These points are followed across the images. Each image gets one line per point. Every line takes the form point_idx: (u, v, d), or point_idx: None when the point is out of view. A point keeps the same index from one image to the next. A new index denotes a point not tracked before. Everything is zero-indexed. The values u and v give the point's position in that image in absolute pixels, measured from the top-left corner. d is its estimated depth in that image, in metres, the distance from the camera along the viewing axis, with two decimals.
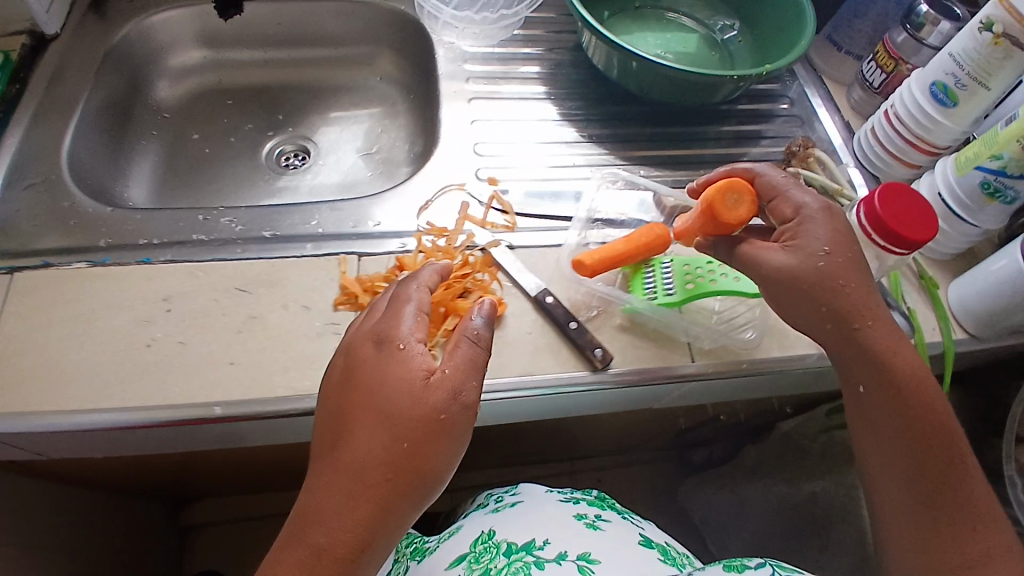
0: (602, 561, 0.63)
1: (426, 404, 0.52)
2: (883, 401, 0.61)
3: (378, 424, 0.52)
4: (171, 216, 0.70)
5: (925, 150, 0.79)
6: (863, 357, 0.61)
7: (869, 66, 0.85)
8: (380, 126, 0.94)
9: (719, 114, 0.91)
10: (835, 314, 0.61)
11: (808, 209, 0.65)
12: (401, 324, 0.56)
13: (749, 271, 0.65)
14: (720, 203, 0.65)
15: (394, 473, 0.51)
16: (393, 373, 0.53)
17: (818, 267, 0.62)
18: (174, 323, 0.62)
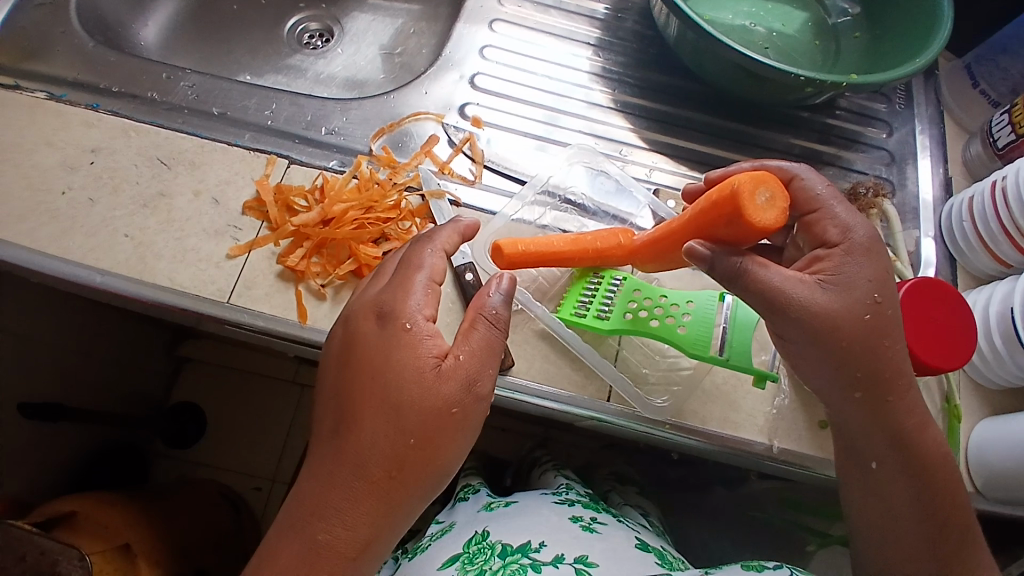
0: (602, 565, 0.50)
1: (438, 396, 0.43)
2: (904, 480, 0.49)
3: (390, 418, 0.42)
4: (140, 65, 0.67)
5: (1022, 247, 0.59)
6: (885, 430, 0.49)
7: (999, 117, 0.65)
8: (414, 27, 0.85)
9: (791, 119, 0.73)
10: (871, 379, 0.47)
11: (860, 237, 0.47)
12: (409, 297, 0.45)
13: (751, 299, 0.47)
14: (751, 195, 0.45)
15: (401, 470, 0.42)
16: (398, 359, 0.43)
17: (866, 320, 0.46)
18: (92, 178, 0.60)
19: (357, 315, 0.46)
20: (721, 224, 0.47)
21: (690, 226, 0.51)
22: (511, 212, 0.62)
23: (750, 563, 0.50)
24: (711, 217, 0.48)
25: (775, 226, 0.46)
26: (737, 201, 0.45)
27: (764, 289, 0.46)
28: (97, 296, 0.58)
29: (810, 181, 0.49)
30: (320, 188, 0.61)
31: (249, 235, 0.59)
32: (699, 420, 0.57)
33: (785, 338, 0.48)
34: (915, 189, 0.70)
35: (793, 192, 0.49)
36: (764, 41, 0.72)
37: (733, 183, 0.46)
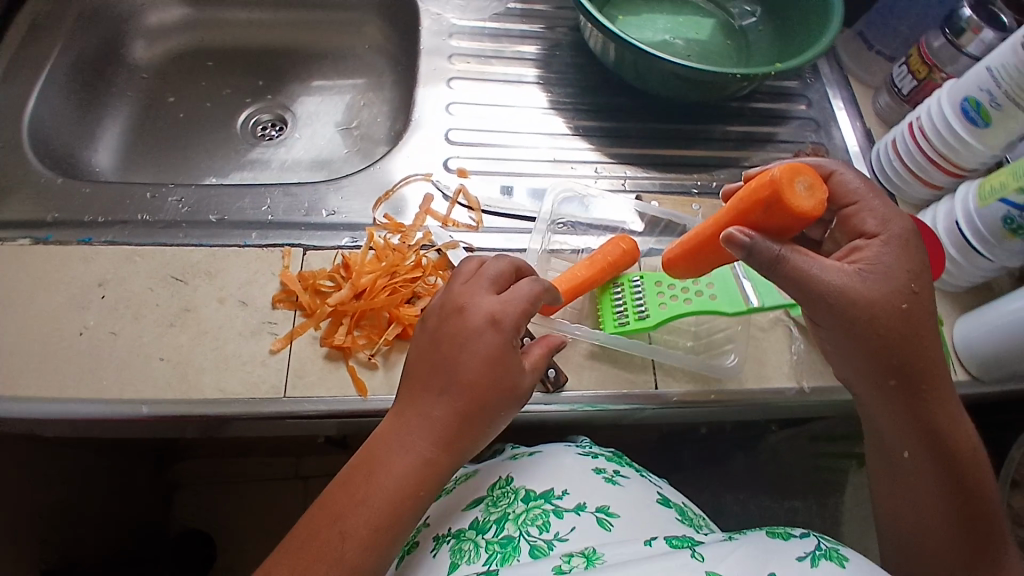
0: (623, 514, 0.52)
1: (519, 388, 0.49)
2: (933, 470, 0.55)
3: (472, 387, 0.47)
4: (121, 190, 0.67)
5: (951, 170, 0.70)
6: (918, 424, 0.54)
7: (899, 69, 0.76)
8: (363, 99, 0.89)
9: (726, 112, 0.82)
10: (903, 372, 0.53)
11: (895, 228, 0.54)
12: (514, 300, 0.50)
13: (792, 287, 0.52)
14: (791, 182, 0.49)
15: (466, 443, 0.48)
16: (499, 353, 0.48)
17: (902, 309, 0.52)
18: (106, 311, 0.60)
19: (467, 306, 0.49)
20: (761, 213, 0.51)
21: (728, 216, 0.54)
22: (539, 246, 0.67)
23: (775, 531, 0.49)
24: (750, 204, 0.52)
25: (811, 214, 0.49)
26: (778, 188, 0.49)
27: (805, 275, 0.51)
28: (143, 426, 0.57)
29: (847, 175, 0.56)
30: (342, 266, 0.63)
31: (286, 325, 0.60)
32: (738, 383, 0.63)
33: (822, 325, 0.54)
34: (843, 144, 0.80)
35: (834, 185, 0.56)
36: (686, 49, 0.82)
37: (775, 173, 0.49)
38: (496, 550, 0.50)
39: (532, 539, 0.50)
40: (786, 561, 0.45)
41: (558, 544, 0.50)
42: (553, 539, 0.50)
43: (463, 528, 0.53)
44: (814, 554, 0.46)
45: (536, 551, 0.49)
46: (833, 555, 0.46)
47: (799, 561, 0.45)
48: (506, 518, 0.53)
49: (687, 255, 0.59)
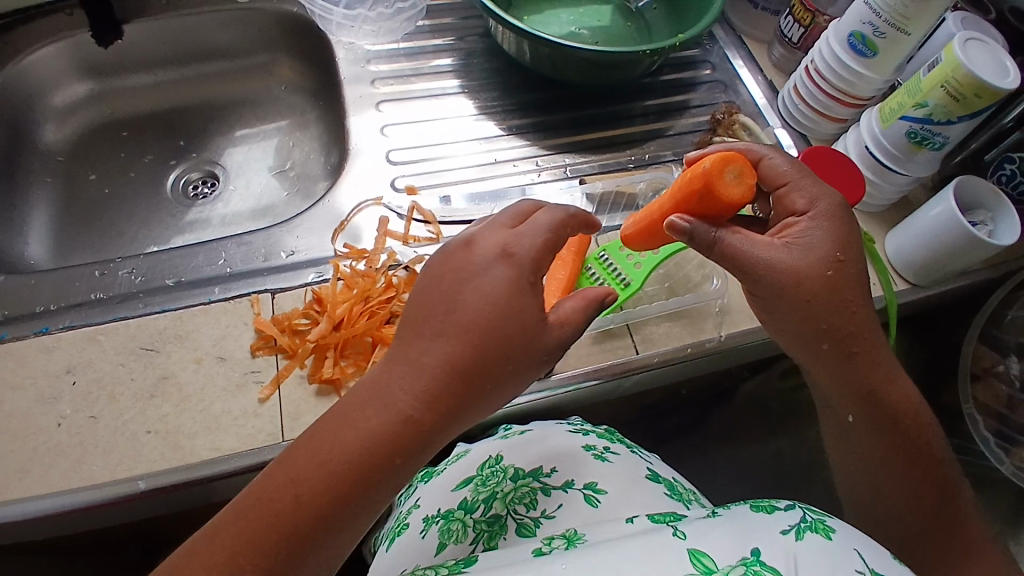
0: (610, 491, 0.53)
1: (535, 339, 0.46)
2: (876, 426, 0.60)
3: (476, 329, 0.44)
4: (67, 275, 0.65)
5: (850, 103, 0.77)
6: (856, 390, 0.59)
7: (787, 20, 0.82)
8: (291, 140, 0.89)
9: (642, 88, 0.87)
10: (836, 339, 0.57)
11: (823, 205, 0.58)
12: (531, 234, 0.48)
13: (726, 266, 0.57)
14: (721, 172, 0.56)
15: (472, 394, 0.44)
16: (516, 290, 0.46)
17: (828, 276, 0.56)
18: (81, 397, 0.58)
19: (481, 242, 0.48)
20: (696, 202, 0.57)
21: (666, 204, 0.60)
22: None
23: (760, 504, 0.47)
24: (687, 193, 0.58)
25: (740, 201, 0.56)
26: (710, 178, 0.56)
27: (734, 251, 0.56)
28: (147, 500, 0.56)
29: (777, 159, 0.60)
30: (315, 301, 0.63)
31: (271, 371, 0.59)
32: (707, 334, 0.68)
33: (757, 296, 0.58)
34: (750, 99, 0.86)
35: (764, 169, 0.61)
36: (593, 37, 0.86)
37: (705, 166, 0.56)
38: (483, 529, 0.53)
39: (518, 517, 0.53)
40: (769, 536, 0.43)
41: (543, 522, 0.52)
42: (538, 517, 0.52)
43: (452, 508, 0.55)
44: (798, 526, 0.44)
45: (523, 529, 0.52)
46: (819, 527, 0.44)
47: (783, 535, 0.43)
48: (494, 497, 0.55)
49: (640, 240, 0.65)
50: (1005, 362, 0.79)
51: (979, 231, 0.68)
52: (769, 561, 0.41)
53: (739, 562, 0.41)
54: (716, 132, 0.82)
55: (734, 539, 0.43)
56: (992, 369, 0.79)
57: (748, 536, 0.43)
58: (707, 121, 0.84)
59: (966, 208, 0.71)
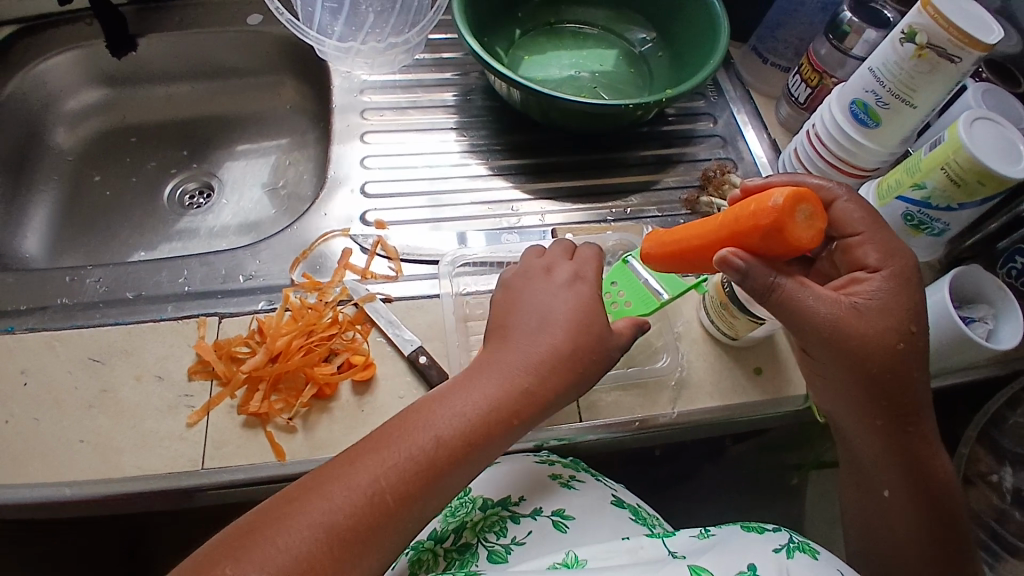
0: (577, 516, 0.59)
1: (605, 337, 0.58)
2: (909, 505, 0.59)
3: (573, 326, 0.57)
4: (40, 276, 0.67)
5: (851, 173, 0.72)
6: (903, 463, 0.58)
7: (795, 79, 0.80)
8: (289, 158, 0.90)
9: (639, 138, 0.84)
10: (893, 412, 0.57)
11: (896, 264, 0.57)
12: (590, 264, 0.62)
13: (789, 316, 0.54)
14: (792, 211, 0.51)
15: (571, 370, 0.56)
16: (589, 300, 0.59)
17: (899, 349, 0.55)
18: (31, 399, 0.59)
19: (557, 268, 0.62)
20: (758, 238, 0.52)
21: (722, 232, 0.56)
22: (450, 289, 0.68)
23: (751, 526, 0.56)
24: (749, 226, 0.53)
25: (809, 244, 0.52)
26: (782, 217, 0.51)
27: (801, 301, 0.54)
28: (72, 508, 0.57)
29: (847, 206, 0.59)
30: (257, 330, 0.64)
31: (203, 397, 0.60)
32: (659, 409, 0.64)
33: (815, 356, 0.57)
34: (752, 158, 0.83)
35: (839, 212, 0.59)
36: (592, 82, 0.85)
37: (780, 202, 0.51)
38: (455, 557, 0.57)
39: (489, 544, 0.57)
40: (763, 552, 0.52)
41: (513, 548, 0.56)
42: (509, 544, 0.56)
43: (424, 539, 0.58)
44: (789, 546, 0.53)
45: (494, 556, 0.56)
46: (806, 548, 0.53)
47: (775, 552, 0.52)
48: (464, 527, 0.58)
49: (676, 263, 0.61)
50: (1000, 472, 0.70)
51: (975, 330, 0.62)
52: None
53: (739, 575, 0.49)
54: (704, 190, 0.79)
55: (728, 560, 0.51)
56: (986, 476, 0.71)
57: (740, 555, 0.51)
58: (698, 178, 0.81)
59: (966, 302, 0.65)
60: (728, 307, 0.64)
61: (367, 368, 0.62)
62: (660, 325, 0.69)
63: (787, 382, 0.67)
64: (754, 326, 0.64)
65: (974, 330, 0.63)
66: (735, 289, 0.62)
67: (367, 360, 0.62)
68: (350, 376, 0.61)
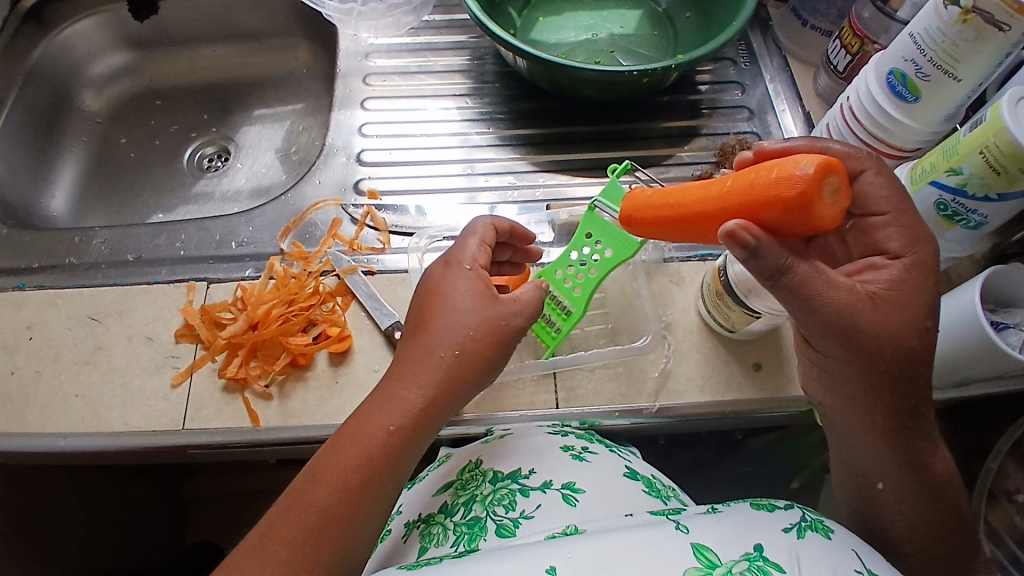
0: (589, 490, 0.49)
1: (499, 313, 0.52)
2: (909, 503, 0.51)
3: (445, 328, 0.51)
4: (53, 236, 0.71)
5: (888, 152, 0.64)
6: (899, 458, 0.50)
7: (834, 45, 0.71)
8: (302, 124, 0.91)
9: (658, 107, 0.78)
10: (896, 405, 0.49)
11: (922, 251, 0.48)
12: (467, 249, 0.56)
13: (797, 305, 0.46)
14: (821, 185, 0.42)
15: (466, 351, 0.50)
16: (472, 288, 0.53)
17: (912, 344, 0.47)
18: (34, 353, 0.62)
19: (439, 266, 0.55)
20: (773, 213, 0.44)
21: (735, 201, 0.47)
22: (418, 264, 0.67)
23: (759, 503, 0.47)
24: (765, 198, 0.44)
25: (833, 223, 0.44)
26: (807, 192, 0.42)
27: (813, 292, 0.45)
28: (63, 459, 0.60)
29: (877, 179, 0.50)
30: (240, 298, 0.65)
31: (188, 359, 0.62)
32: (643, 399, 0.61)
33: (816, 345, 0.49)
34: (780, 133, 0.75)
35: (863, 187, 0.50)
36: (609, 46, 0.79)
37: (806, 175, 0.42)
38: (462, 532, 0.48)
39: (498, 518, 0.48)
40: (772, 532, 0.43)
41: (523, 523, 0.47)
42: (518, 517, 0.47)
43: (432, 514, 0.51)
44: (800, 525, 0.44)
45: (502, 530, 0.47)
46: (819, 528, 0.44)
47: (785, 533, 0.43)
48: (474, 501, 0.50)
49: (673, 230, 0.54)
50: None
51: (1008, 339, 0.55)
52: (773, 557, 0.40)
53: (743, 556, 0.40)
54: (720, 165, 0.73)
55: (734, 536, 0.42)
56: (1012, 494, 0.63)
57: (747, 533, 0.42)
58: (715, 153, 0.74)
59: (1000, 307, 0.59)
60: (723, 298, 0.59)
61: (342, 340, 0.62)
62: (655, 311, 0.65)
63: (788, 380, 0.61)
64: (750, 319, 0.59)
65: (1007, 339, 0.56)
66: (730, 279, 0.57)
67: (344, 332, 0.62)
68: (326, 347, 0.61)
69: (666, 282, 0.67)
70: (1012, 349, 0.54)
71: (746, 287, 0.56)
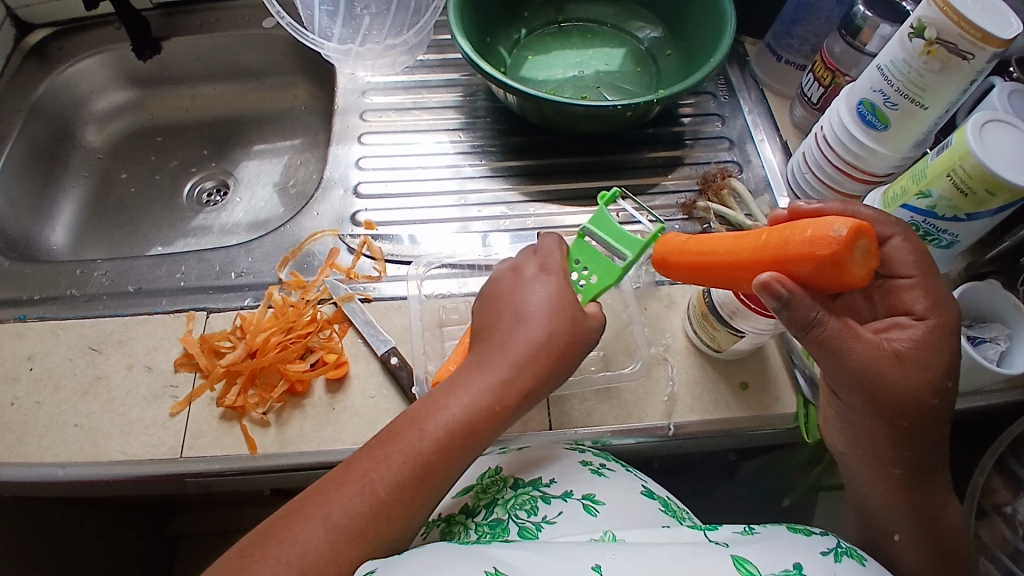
0: (608, 502, 0.51)
1: (582, 324, 0.55)
2: (924, 554, 0.52)
3: (541, 321, 0.54)
4: (56, 268, 0.72)
5: (862, 178, 0.67)
6: (914, 511, 0.51)
7: (808, 78, 0.75)
8: (300, 158, 0.94)
9: (644, 139, 0.81)
10: (913, 459, 0.50)
11: (945, 313, 0.50)
12: (554, 253, 0.58)
13: (824, 354, 0.48)
14: (853, 246, 0.45)
15: (558, 350, 0.54)
16: (563, 289, 0.55)
17: (933, 402, 0.48)
18: (33, 383, 0.63)
19: (533, 261, 0.58)
20: (806, 267, 0.46)
21: (765, 254, 0.49)
22: (418, 291, 0.68)
23: (795, 526, 0.47)
24: (798, 252, 0.46)
25: (863, 281, 0.46)
26: (841, 250, 0.45)
27: (841, 342, 0.47)
28: (61, 488, 0.60)
29: (903, 245, 0.51)
30: (239, 326, 0.66)
31: (186, 388, 0.63)
32: (636, 419, 0.62)
33: (841, 396, 0.51)
34: (760, 162, 0.78)
35: (890, 251, 0.51)
36: (595, 81, 0.83)
37: (840, 234, 0.44)
38: (486, 531, 0.50)
39: (519, 521, 0.50)
40: (811, 554, 0.44)
41: (545, 527, 0.49)
42: (541, 521, 0.49)
43: (453, 513, 0.52)
44: (836, 550, 0.45)
45: (525, 532, 0.49)
46: (855, 554, 0.45)
47: (823, 556, 0.44)
48: (496, 503, 0.52)
49: (696, 279, 0.55)
50: (1016, 504, 0.63)
51: (985, 353, 0.57)
52: None
53: (783, 573, 0.41)
54: (703, 194, 0.76)
55: (772, 554, 0.43)
56: (1001, 508, 0.64)
57: (785, 552, 0.43)
58: (698, 181, 0.77)
59: (976, 323, 0.60)
60: (709, 318, 0.61)
61: (339, 366, 0.63)
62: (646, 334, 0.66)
63: (775, 400, 0.63)
64: (735, 339, 0.61)
65: (984, 352, 0.58)
66: (715, 301, 0.60)
67: (341, 358, 0.63)
68: (323, 373, 0.63)
69: (657, 307, 0.68)
70: (990, 363, 0.56)
71: (730, 309, 0.58)
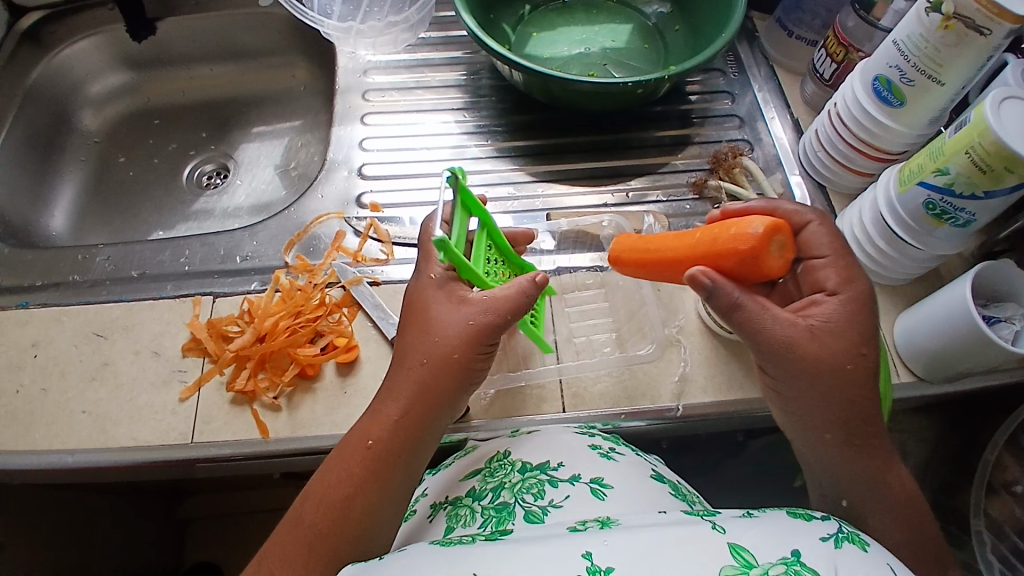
0: (617, 485, 0.49)
1: (457, 320, 0.52)
2: (884, 523, 0.48)
3: (417, 339, 0.52)
4: (56, 254, 0.71)
5: (876, 156, 0.67)
6: (858, 476, 0.48)
7: (820, 54, 0.74)
8: (301, 140, 0.92)
9: (652, 117, 0.80)
10: (847, 424, 0.48)
11: (857, 287, 0.50)
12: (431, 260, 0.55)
13: (747, 336, 0.49)
14: (768, 242, 0.50)
15: (428, 358, 0.51)
16: (432, 300, 0.53)
17: (848, 367, 0.48)
18: (39, 370, 0.62)
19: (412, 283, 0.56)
20: (730, 262, 0.51)
21: (698, 253, 0.54)
22: None
23: (795, 510, 0.45)
24: (722, 250, 0.51)
25: (780, 271, 0.51)
26: (758, 245, 0.50)
27: (759, 324, 0.48)
28: (70, 475, 0.59)
29: (821, 229, 0.53)
30: (247, 311, 0.66)
31: (195, 373, 0.62)
32: (648, 400, 0.62)
33: (767, 372, 0.50)
34: (770, 140, 0.78)
35: (807, 236, 0.53)
36: (602, 59, 0.81)
37: (756, 233, 0.50)
38: (490, 515, 0.48)
39: (526, 505, 0.48)
40: (811, 540, 0.41)
41: (551, 510, 0.47)
42: (547, 505, 0.48)
43: (460, 496, 0.51)
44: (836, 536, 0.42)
45: (531, 516, 0.47)
46: (855, 540, 0.42)
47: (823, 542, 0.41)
48: (502, 488, 0.51)
49: (639, 276, 0.60)
50: None
51: (999, 332, 0.58)
52: (810, 563, 0.39)
53: (780, 561, 0.39)
54: (713, 173, 0.75)
55: (769, 540, 0.40)
56: (1011, 486, 0.65)
57: (782, 538, 0.41)
58: (707, 160, 0.76)
59: (991, 302, 0.60)
60: None
61: (349, 350, 0.62)
62: (659, 315, 0.66)
63: None
64: None
65: (1000, 331, 0.58)
66: None
67: (352, 342, 0.63)
68: (334, 357, 0.62)
69: (667, 288, 0.68)
70: (1004, 342, 0.56)
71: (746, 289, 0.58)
